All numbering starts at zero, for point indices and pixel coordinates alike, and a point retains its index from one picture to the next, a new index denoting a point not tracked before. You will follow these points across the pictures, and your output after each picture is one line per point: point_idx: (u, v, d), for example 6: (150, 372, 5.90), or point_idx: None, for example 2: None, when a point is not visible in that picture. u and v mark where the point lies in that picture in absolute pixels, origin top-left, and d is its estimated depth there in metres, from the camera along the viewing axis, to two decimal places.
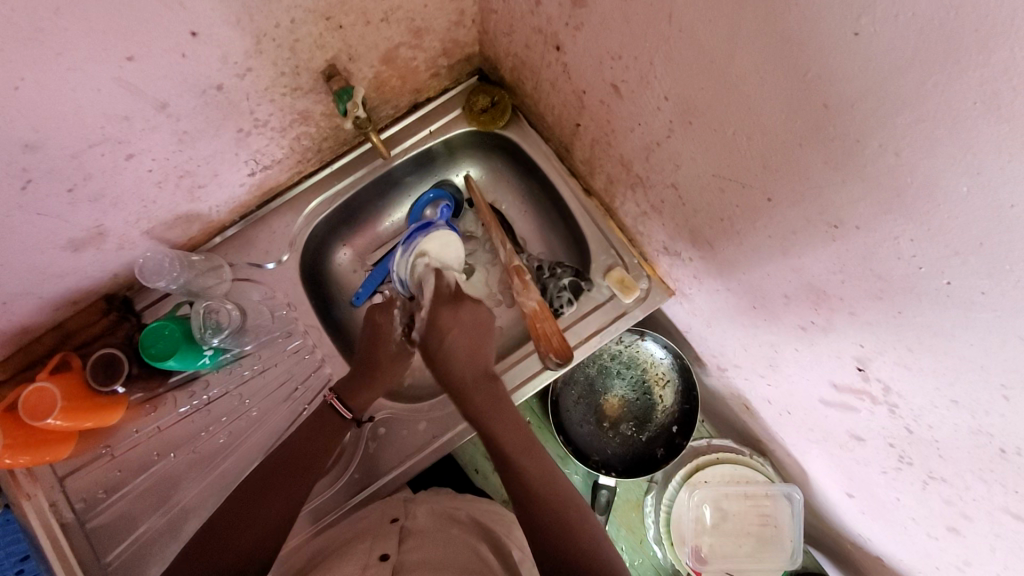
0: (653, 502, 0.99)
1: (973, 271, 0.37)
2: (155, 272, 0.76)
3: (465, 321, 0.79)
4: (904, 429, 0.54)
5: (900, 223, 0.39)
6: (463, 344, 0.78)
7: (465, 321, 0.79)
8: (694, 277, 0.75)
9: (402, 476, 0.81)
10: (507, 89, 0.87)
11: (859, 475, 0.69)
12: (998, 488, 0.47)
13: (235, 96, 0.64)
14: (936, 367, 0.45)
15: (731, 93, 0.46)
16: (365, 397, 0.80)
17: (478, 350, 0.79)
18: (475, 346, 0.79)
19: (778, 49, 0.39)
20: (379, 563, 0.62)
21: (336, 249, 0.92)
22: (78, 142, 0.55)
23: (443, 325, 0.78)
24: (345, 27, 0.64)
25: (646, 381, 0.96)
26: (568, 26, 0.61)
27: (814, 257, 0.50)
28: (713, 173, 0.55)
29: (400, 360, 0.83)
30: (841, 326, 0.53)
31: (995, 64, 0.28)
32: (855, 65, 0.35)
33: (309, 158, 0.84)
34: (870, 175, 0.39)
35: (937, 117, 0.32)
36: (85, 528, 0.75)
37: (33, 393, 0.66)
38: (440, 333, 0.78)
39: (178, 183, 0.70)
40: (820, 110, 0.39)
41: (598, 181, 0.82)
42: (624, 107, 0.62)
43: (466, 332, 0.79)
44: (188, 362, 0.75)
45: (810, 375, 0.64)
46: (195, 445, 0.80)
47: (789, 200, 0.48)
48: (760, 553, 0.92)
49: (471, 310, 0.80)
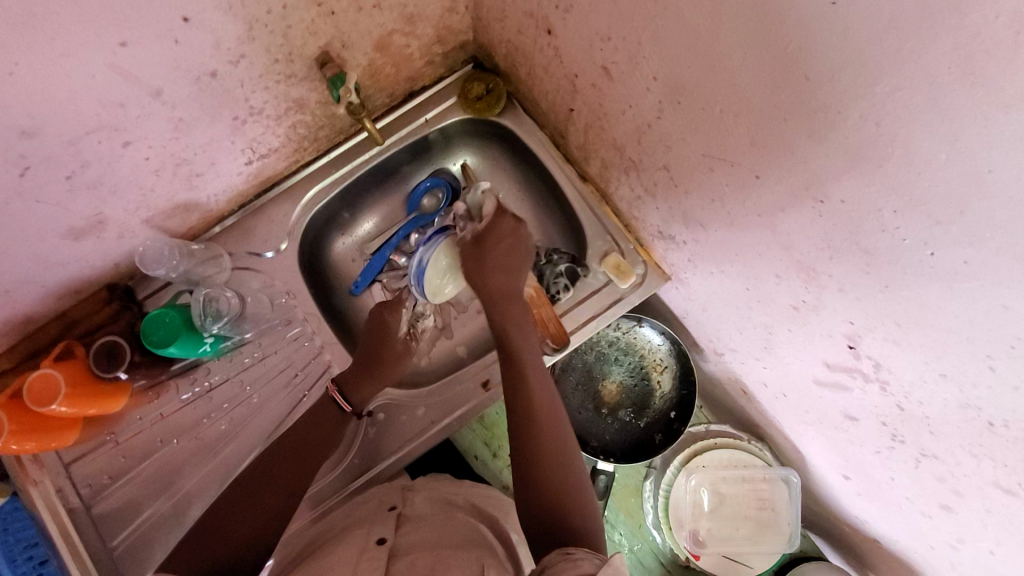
0: (652, 487, 0.97)
1: (956, 240, 0.37)
2: (155, 260, 0.78)
3: (516, 242, 0.70)
4: (895, 407, 0.55)
5: (884, 195, 0.39)
6: (503, 261, 0.69)
7: (505, 237, 0.70)
8: (688, 260, 0.75)
9: (402, 460, 0.82)
10: (501, 76, 0.87)
11: (855, 457, 0.69)
12: (988, 462, 0.48)
13: (228, 82, 0.64)
14: (923, 340, 0.45)
15: (717, 71, 0.46)
16: (367, 388, 0.79)
17: (508, 271, 0.69)
18: (514, 272, 0.70)
19: (760, 21, 0.39)
20: (376, 545, 0.63)
21: (334, 237, 0.93)
22: (74, 130, 0.56)
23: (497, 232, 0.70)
24: (336, 13, 0.64)
25: (644, 366, 0.96)
26: (557, 9, 0.62)
27: (802, 234, 0.50)
28: (702, 153, 0.55)
29: (403, 356, 0.83)
30: (832, 304, 0.53)
31: (968, 27, 0.28)
32: (833, 37, 0.35)
33: (306, 147, 0.85)
34: (853, 146, 0.39)
35: (914, 85, 0.33)
36: (91, 514, 0.77)
37: (37, 379, 0.67)
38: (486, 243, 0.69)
39: (176, 172, 0.71)
40: (803, 82, 0.39)
41: (592, 166, 0.82)
42: (615, 89, 0.62)
43: (514, 251, 0.71)
44: (188, 349, 0.76)
45: (803, 355, 0.65)
46: (197, 432, 0.81)
47: (775, 176, 0.48)
48: (759, 535, 0.92)
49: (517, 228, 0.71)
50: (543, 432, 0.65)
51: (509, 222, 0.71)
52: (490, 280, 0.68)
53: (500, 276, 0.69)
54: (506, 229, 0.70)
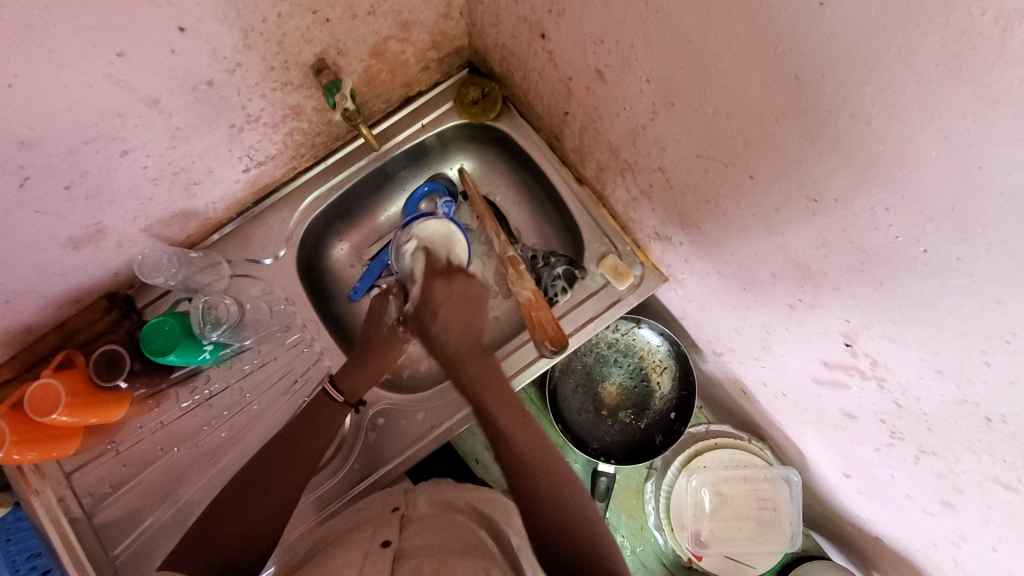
0: (652, 489, 0.98)
1: (947, 237, 0.37)
2: (154, 268, 0.77)
3: (455, 295, 0.78)
4: (893, 404, 0.55)
5: (876, 193, 0.39)
6: (455, 320, 0.77)
7: (457, 292, 0.79)
8: (685, 261, 0.75)
9: (401, 466, 0.82)
10: (496, 81, 0.88)
11: (854, 455, 0.69)
12: (987, 458, 0.48)
13: (225, 91, 0.65)
14: (919, 337, 0.45)
15: (709, 73, 0.46)
16: (357, 377, 0.80)
17: (468, 321, 0.78)
18: (469, 319, 0.78)
19: (750, 21, 0.39)
20: (381, 548, 0.63)
21: (332, 243, 0.93)
22: (72, 140, 0.56)
23: (434, 299, 0.78)
24: (331, 21, 0.65)
25: (643, 368, 0.96)
26: (551, 14, 0.62)
27: (797, 233, 0.50)
28: (696, 154, 0.56)
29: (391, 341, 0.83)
30: (828, 302, 0.53)
31: (954, 25, 0.29)
32: (822, 37, 0.35)
33: (303, 153, 0.85)
34: (845, 145, 0.39)
35: (902, 84, 0.33)
36: (92, 524, 0.76)
37: (39, 389, 0.67)
38: (432, 308, 0.78)
39: (173, 180, 0.71)
40: (794, 83, 0.39)
41: (588, 168, 0.82)
42: (609, 92, 0.63)
43: (458, 307, 0.78)
44: (188, 358, 0.75)
45: (801, 354, 0.65)
46: (197, 440, 0.81)
47: (768, 175, 0.48)
48: (761, 536, 0.92)
49: (462, 285, 0.79)
50: (531, 459, 0.68)
51: (441, 286, 0.79)
52: (448, 335, 0.77)
53: (455, 330, 0.77)
54: (443, 292, 0.78)
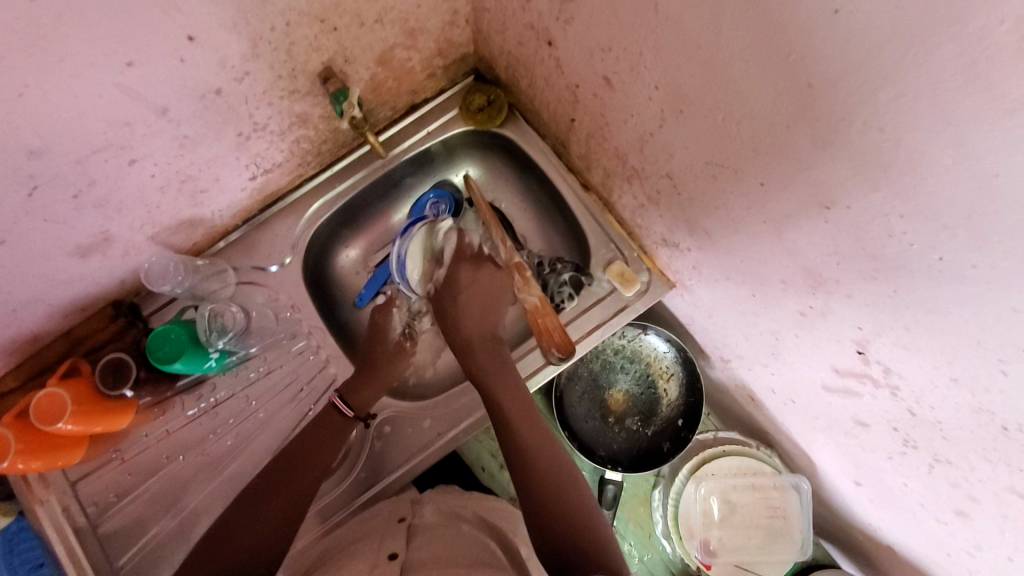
0: (660, 496, 0.97)
1: (964, 244, 0.37)
2: (160, 276, 0.78)
3: (478, 285, 0.81)
4: (907, 412, 0.54)
5: (890, 200, 0.39)
6: (473, 307, 0.81)
7: (480, 281, 0.82)
8: (693, 267, 0.75)
9: (408, 474, 0.81)
10: (502, 88, 0.88)
11: (866, 463, 0.68)
12: (1003, 467, 0.47)
13: (233, 99, 0.65)
14: (933, 345, 0.45)
15: (718, 79, 0.46)
16: (365, 392, 0.80)
17: (488, 313, 0.81)
18: (484, 313, 0.81)
19: (762, 29, 0.39)
20: (387, 562, 0.62)
21: (338, 250, 0.93)
22: (80, 149, 0.56)
23: (459, 283, 0.81)
24: (339, 29, 0.65)
25: (650, 374, 0.95)
26: (558, 21, 0.62)
27: (808, 240, 0.50)
28: (705, 160, 0.55)
29: (398, 356, 0.84)
30: (840, 309, 0.53)
31: (971, 34, 0.28)
32: (836, 43, 0.35)
33: (309, 161, 0.85)
34: (858, 152, 0.39)
35: (918, 91, 0.33)
36: (97, 533, 0.76)
37: (44, 398, 0.67)
38: (455, 291, 0.81)
39: (180, 189, 0.71)
40: (807, 90, 0.39)
41: (595, 175, 0.82)
42: (616, 99, 0.63)
43: (480, 294, 0.81)
44: (194, 365, 0.75)
45: (811, 361, 0.64)
46: (203, 448, 0.81)
47: (779, 182, 0.48)
48: (770, 544, 0.91)
49: (489, 273, 0.83)
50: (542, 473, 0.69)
51: (468, 271, 0.82)
52: (467, 322, 0.80)
53: (473, 319, 0.80)
54: (468, 278, 0.81)
